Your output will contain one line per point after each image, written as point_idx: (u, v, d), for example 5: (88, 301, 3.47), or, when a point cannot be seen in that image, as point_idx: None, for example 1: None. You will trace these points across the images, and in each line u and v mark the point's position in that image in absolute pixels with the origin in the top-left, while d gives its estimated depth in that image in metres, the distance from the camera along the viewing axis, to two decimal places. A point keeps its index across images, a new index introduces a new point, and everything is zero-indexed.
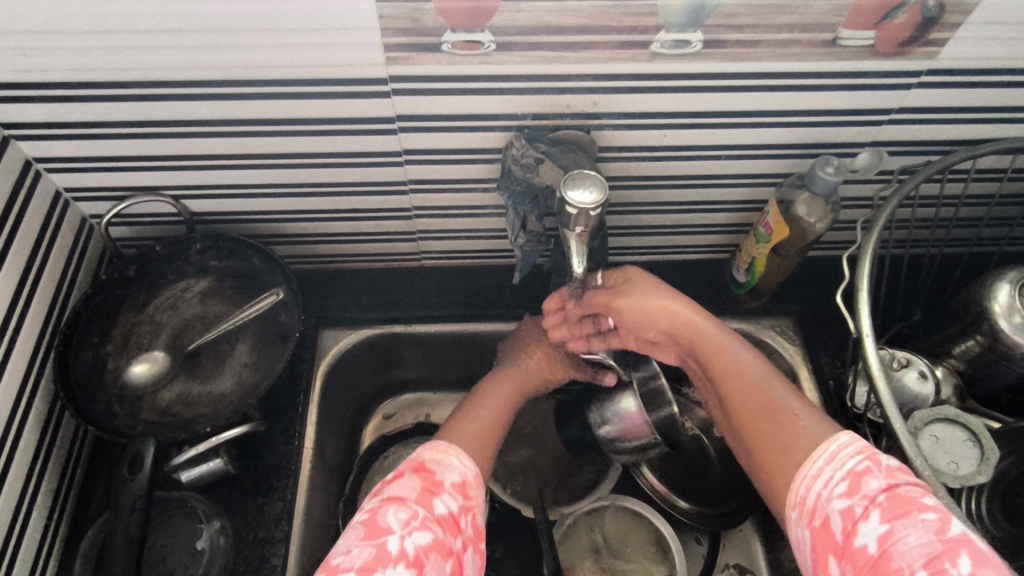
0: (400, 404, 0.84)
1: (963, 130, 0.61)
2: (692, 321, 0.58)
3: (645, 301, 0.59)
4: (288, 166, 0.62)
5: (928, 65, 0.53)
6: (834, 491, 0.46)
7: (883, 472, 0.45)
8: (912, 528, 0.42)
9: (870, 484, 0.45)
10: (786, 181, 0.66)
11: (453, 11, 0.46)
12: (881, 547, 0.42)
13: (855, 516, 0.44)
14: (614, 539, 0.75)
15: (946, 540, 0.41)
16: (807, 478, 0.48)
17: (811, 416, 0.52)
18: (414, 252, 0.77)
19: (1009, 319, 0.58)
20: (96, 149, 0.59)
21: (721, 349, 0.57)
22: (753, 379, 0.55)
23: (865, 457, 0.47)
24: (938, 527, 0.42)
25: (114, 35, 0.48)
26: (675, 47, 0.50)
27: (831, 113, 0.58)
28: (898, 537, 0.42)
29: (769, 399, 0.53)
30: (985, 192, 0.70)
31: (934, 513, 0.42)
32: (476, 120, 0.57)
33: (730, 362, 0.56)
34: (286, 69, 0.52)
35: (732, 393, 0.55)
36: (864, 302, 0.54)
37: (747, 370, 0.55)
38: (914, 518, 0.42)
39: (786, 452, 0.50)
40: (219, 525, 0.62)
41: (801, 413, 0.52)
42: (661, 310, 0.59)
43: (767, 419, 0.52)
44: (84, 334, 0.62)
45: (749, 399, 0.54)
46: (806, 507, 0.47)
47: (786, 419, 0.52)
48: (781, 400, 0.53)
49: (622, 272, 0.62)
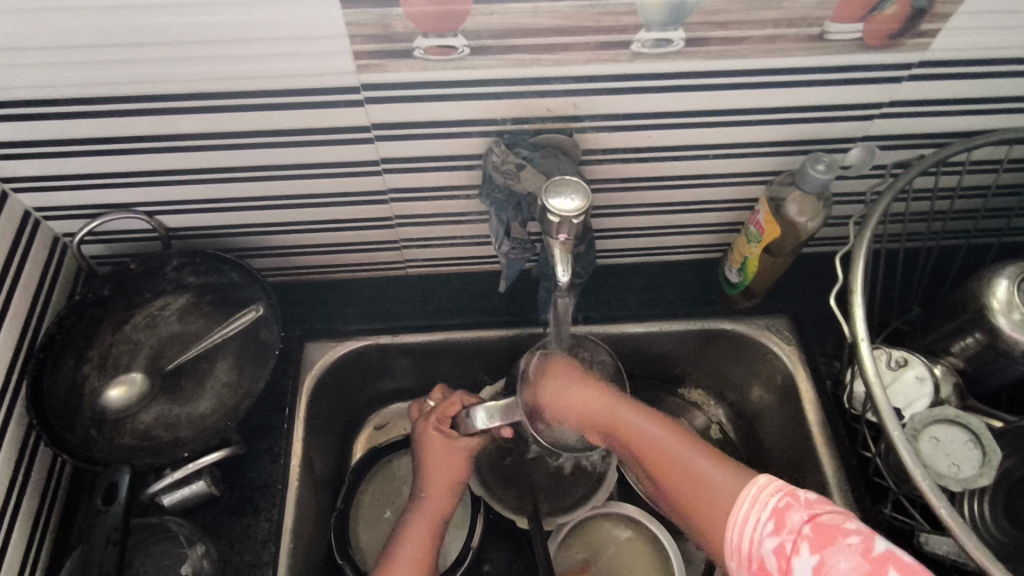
0: (391, 414, 0.82)
1: (957, 122, 0.59)
2: (619, 417, 0.59)
3: (565, 398, 0.61)
4: (264, 178, 0.60)
5: (919, 57, 0.51)
6: (763, 530, 0.47)
7: (805, 505, 0.46)
8: (841, 554, 0.43)
9: (794, 518, 0.46)
10: (776, 179, 0.64)
11: (423, 15, 0.45)
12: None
13: (788, 552, 0.45)
14: (614, 549, 0.74)
15: (872, 562, 0.42)
16: (736, 525, 0.49)
17: (727, 470, 0.53)
18: (399, 260, 0.75)
19: (1009, 315, 0.56)
20: (63, 168, 0.57)
21: (632, 427, 0.59)
22: (664, 452, 0.56)
23: (784, 493, 0.48)
24: (863, 549, 0.43)
25: (72, 50, 0.46)
26: (656, 46, 0.48)
27: (820, 109, 0.56)
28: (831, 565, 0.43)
29: (692, 463, 0.55)
30: (981, 183, 0.68)
31: (856, 535, 0.43)
32: (455, 126, 0.55)
33: (647, 435, 0.58)
34: (252, 80, 0.50)
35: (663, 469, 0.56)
36: (858, 305, 0.52)
37: (656, 445, 0.57)
38: (840, 544, 0.43)
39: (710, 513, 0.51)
40: (203, 550, 0.60)
41: (716, 477, 0.52)
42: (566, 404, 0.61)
43: (693, 487, 0.53)
44: (58, 359, 0.60)
45: (677, 481, 0.55)
46: (742, 553, 0.48)
47: (705, 482, 0.53)
48: (700, 468, 0.54)
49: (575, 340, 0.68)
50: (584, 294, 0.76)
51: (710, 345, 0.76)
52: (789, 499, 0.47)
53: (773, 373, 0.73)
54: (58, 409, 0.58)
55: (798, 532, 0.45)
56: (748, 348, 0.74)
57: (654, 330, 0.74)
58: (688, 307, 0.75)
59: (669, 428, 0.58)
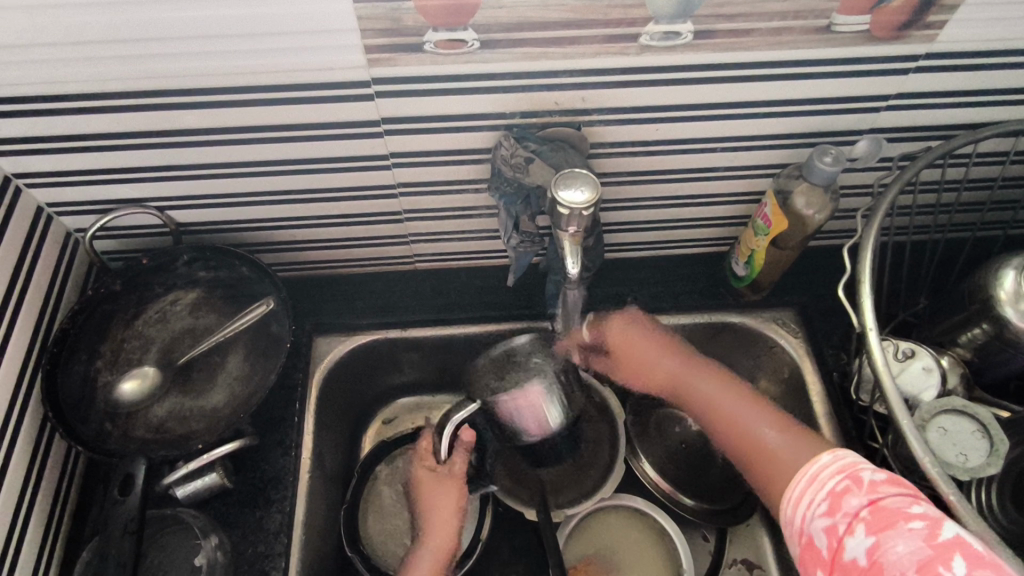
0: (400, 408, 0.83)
1: (963, 113, 0.59)
2: (671, 365, 0.69)
3: (666, 346, 0.70)
4: (275, 173, 0.61)
5: (926, 49, 0.52)
6: (819, 511, 0.47)
7: (866, 488, 0.45)
8: (899, 538, 0.41)
9: (852, 501, 0.45)
10: (783, 172, 0.64)
11: (432, 9, 0.45)
12: (871, 559, 0.42)
13: (841, 533, 0.44)
14: (622, 540, 0.74)
15: (935, 547, 0.41)
16: (792, 502, 0.50)
17: (797, 442, 0.56)
18: (407, 255, 0.75)
19: (1016, 306, 0.56)
20: (76, 163, 0.58)
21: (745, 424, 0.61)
22: (738, 422, 0.62)
23: (845, 475, 0.47)
24: (927, 535, 0.41)
25: (85, 46, 0.47)
26: (664, 38, 0.49)
27: (828, 101, 0.56)
28: (886, 548, 0.42)
29: (765, 438, 0.58)
30: (987, 175, 0.68)
31: (921, 520, 0.42)
32: (464, 120, 0.56)
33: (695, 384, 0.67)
34: (263, 75, 0.50)
35: (721, 423, 0.64)
36: (866, 295, 0.53)
37: (738, 417, 0.62)
38: (900, 528, 0.42)
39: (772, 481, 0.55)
40: (217, 540, 0.61)
41: (785, 447, 0.56)
42: (654, 355, 0.71)
43: (759, 453, 0.58)
44: (72, 353, 0.60)
45: (737, 440, 0.61)
46: (793, 527, 0.49)
47: (776, 459, 0.56)
48: (768, 437, 0.58)
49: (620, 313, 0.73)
50: (591, 288, 0.76)
51: (718, 338, 0.76)
52: (850, 482, 0.47)
53: (780, 365, 0.74)
54: (72, 403, 0.59)
55: (856, 514, 0.44)
56: (755, 341, 0.75)
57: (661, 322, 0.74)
58: (694, 300, 0.76)
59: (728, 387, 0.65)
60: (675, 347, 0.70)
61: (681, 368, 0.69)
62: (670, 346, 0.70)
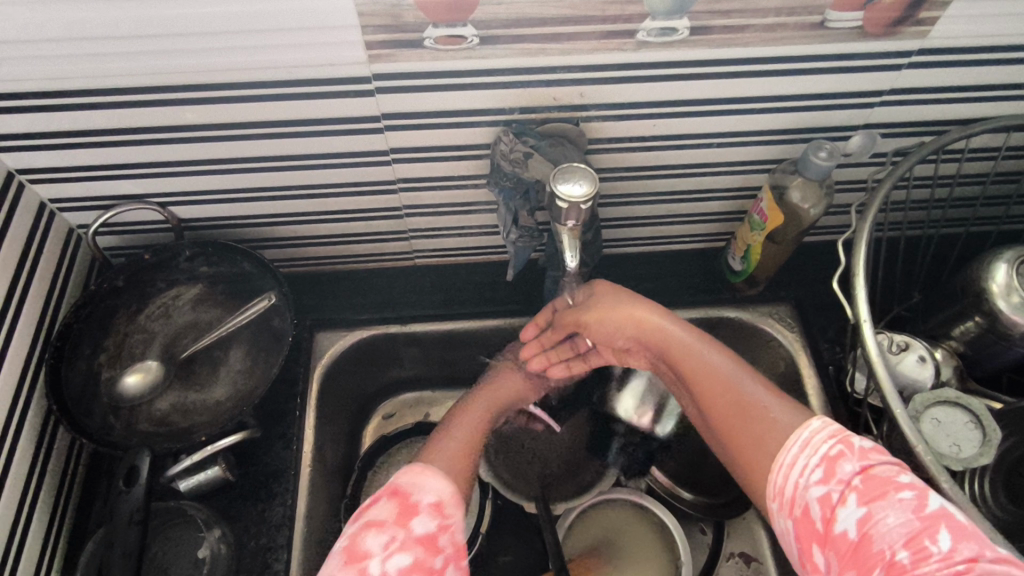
0: (400, 404, 0.84)
1: (955, 110, 0.60)
2: (655, 335, 0.60)
3: (653, 315, 0.60)
4: (277, 169, 0.61)
5: (918, 45, 0.53)
6: (811, 479, 0.45)
7: (859, 455, 0.44)
8: (890, 509, 0.41)
9: (845, 467, 0.44)
10: (778, 167, 0.65)
11: (433, 5, 0.46)
12: (861, 531, 0.41)
13: (833, 502, 0.43)
14: (621, 533, 0.75)
15: (924, 519, 0.40)
16: (782, 469, 0.47)
17: (782, 404, 0.51)
18: (408, 251, 0.76)
19: (1008, 299, 0.57)
20: (79, 159, 0.58)
21: (726, 383, 0.54)
22: (722, 378, 0.55)
23: (838, 441, 0.46)
24: (916, 506, 0.41)
25: (90, 42, 0.47)
26: (661, 35, 0.50)
27: (822, 97, 0.57)
28: (877, 519, 0.41)
29: (748, 398, 0.53)
30: (980, 171, 0.69)
31: (911, 490, 0.41)
32: (463, 116, 0.56)
33: (677, 354, 0.58)
34: (265, 71, 0.51)
35: (703, 390, 0.55)
36: (861, 289, 0.53)
37: (715, 370, 0.55)
38: (891, 499, 0.41)
39: (758, 444, 0.50)
40: (220, 533, 0.61)
41: (770, 408, 0.51)
42: (640, 323, 0.60)
43: (747, 412, 0.52)
44: (75, 347, 0.61)
45: (719, 397, 0.54)
46: (784, 497, 0.47)
47: (763, 419, 0.51)
48: (752, 395, 0.53)
49: (590, 284, 0.64)
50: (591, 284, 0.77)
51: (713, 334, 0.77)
52: (843, 447, 0.45)
53: (776, 359, 0.74)
54: (76, 395, 0.59)
55: (848, 482, 0.43)
56: (752, 336, 0.75)
57: None
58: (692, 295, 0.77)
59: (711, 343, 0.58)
60: (660, 318, 0.60)
61: (670, 337, 0.59)
62: (657, 315, 0.60)
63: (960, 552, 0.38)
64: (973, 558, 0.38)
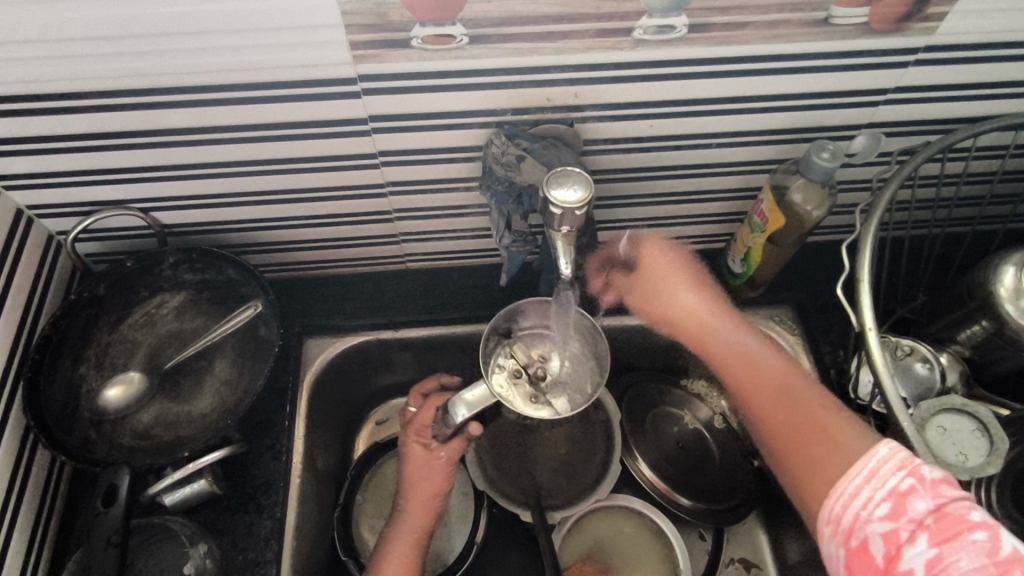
0: (394, 408, 0.82)
1: (963, 107, 0.58)
2: (698, 319, 0.61)
3: (692, 296, 0.62)
4: (260, 172, 0.59)
5: (926, 42, 0.50)
6: (875, 513, 0.42)
7: (930, 489, 0.41)
8: (965, 551, 0.39)
9: (916, 505, 0.41)
10: (780, 167, 0.63)
11: (419, 4, 0.43)
12: (931, 570, 0.39)
13: (900, 539, 0.40)
14: (619, 540, 0.74)
15: (997, 563, 0.38)
16: (842, 495, 0.44)
17: (846, 424, 0.49)
18: (399, 254, 0.74)
19: (1016, 303, 0.54)
20: (54, 164, 0.56)
21: (789, 396, 0.53)
22: (783, 390, 0.53)
23: (909, 473, 0.42)
24: (989, 549, 0.39)
25: (59, 44, 0.45)
26: (658, 33, 0.47)
27: (825, 95, 0.55)
28: (950, 561, 0.39)
29: (811, 411, 0.51)
30: (987, 169, 0.67)
31: (983, 531, 0.39)
32: (453, 117, 0.54)
33: (723, 359, 0.58)
34: (245, 73, 0.49)
35: (761, 398, 0.54)
36: (864, 294, 0.51)
37: (777, 378, 0.54)
38: (965, 541, 0.39)
39: (822, 466, 0.47)
40: (206, 548, 0.59)
41: (835, 429, 0.48)
42: (681, 305, 0.62)
43: (808, 428, 0.50)
44: (55, 359, 0.58)
45: (780, 413, 0.52)
46: (840, 525, 0.44)
47: (824, 440, 0.48)
48: (818, 414, 0.50)
49: (637, 239, 0.66)
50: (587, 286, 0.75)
51: None
52: (914, 481, 0.42)
53: None
54: (56, 410, 0.58)
55: (918, 521, 0.40)
56: None
57: None
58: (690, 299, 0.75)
59: (773, 350, 0.57)
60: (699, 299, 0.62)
61: (712, 333, 0.60)
62: (698, 296, 0.62)
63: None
64: None
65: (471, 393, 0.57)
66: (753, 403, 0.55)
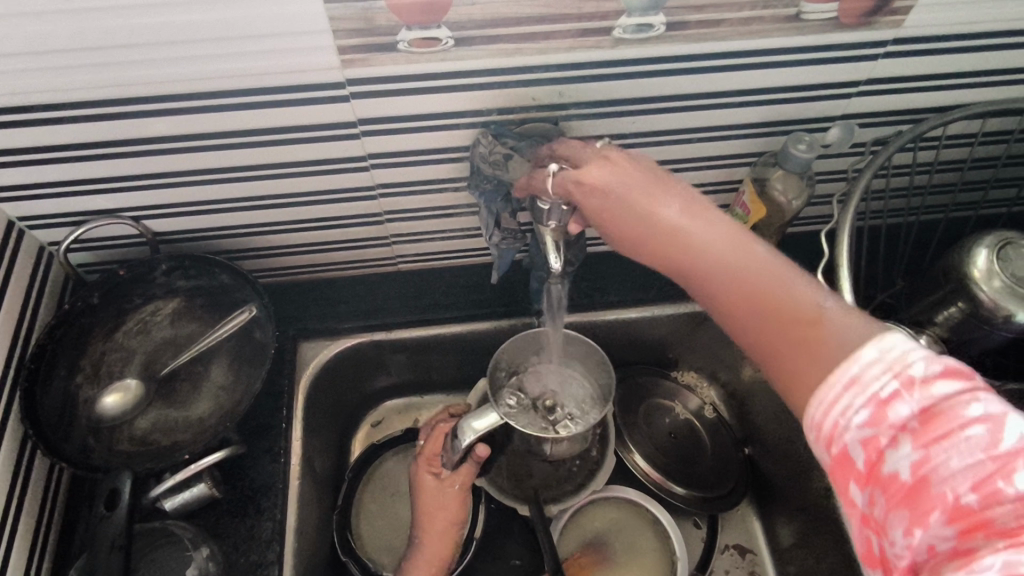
0: (389, 410, 0.84)
1: (931, 97, 0.61)
2: (654, 209, 0.47)
3: (670, 194, 0.47)
4: (251, 178, 0.60)
5: (893, 34, 0.53)
6: (852, 421, 0.34)
7: (916, 388, 0.33)
8: (955, 449, 0.31)
9: (898, 405, 0.33)
10: (760, 160, 0.65)
11: (405, 7, 0.45)
12: (916, 475, 0.31)
13: (879, 444, 0.33)
14: (617, 530, 0.75)
15: (998, 458, 0.30)
16: (818, 403, 0.36)
17: (831, 321, 0.38)
18: (390, 256, 0.75)
19: (989, 283, 0.57)
20: (45, 175, 0.56)
21: (766, 296, 0.41)
22: (759, 288, 0.42)
23: (894, 374, 0.34)
24: (990, 442, 0.30)
25: (51, 55, 0.46)
26: (637, 31, 0.49)
27: (799, 89, 0.57)
28: (938, 461, 0.31)
29: (786, 315, 0.40)
30: (957, 157, 0.69)
31: (984, 423, 0.31)
32: (440, 118, 0.56)
33: (687, 241, 0.45)
34: (235, 79, 0.50)
35: (732, 302, 0.43)
36: (844, 279, 0.53)
37: (749, 276, 0.43)
38: (959, 436, 0.31)
39: (809, 375, 0.37)
40: (208, 551, 0.58)
41: (824, 328, 0.38)
42: (661, 217, 0.46)
43: (791, 329, 0.39)
44: (50, 369, 0.59)
45: (755, 315, 0.42)
46: (819, 437, 0.36)
47: (803, 359, 0.38)
48: (798, 313, 0.40)
49: (563, 139, 0.52)
50: (575, 282, 0.76)
51: (701, 327, 0.78)
52: (897, 381, 0.33)
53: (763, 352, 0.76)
54: (52, 418, 0.58)
55: (898, 427, 0.32)
56: None
57: (646, 314, 0.76)
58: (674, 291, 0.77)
59: (750, 241, 0.44)
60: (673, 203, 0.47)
61: (664, 220, 0.46)
62: (673, 193, 0.47)
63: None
64: None
65: (478, 420, 0.61)
66: (719, 293, 0.44)
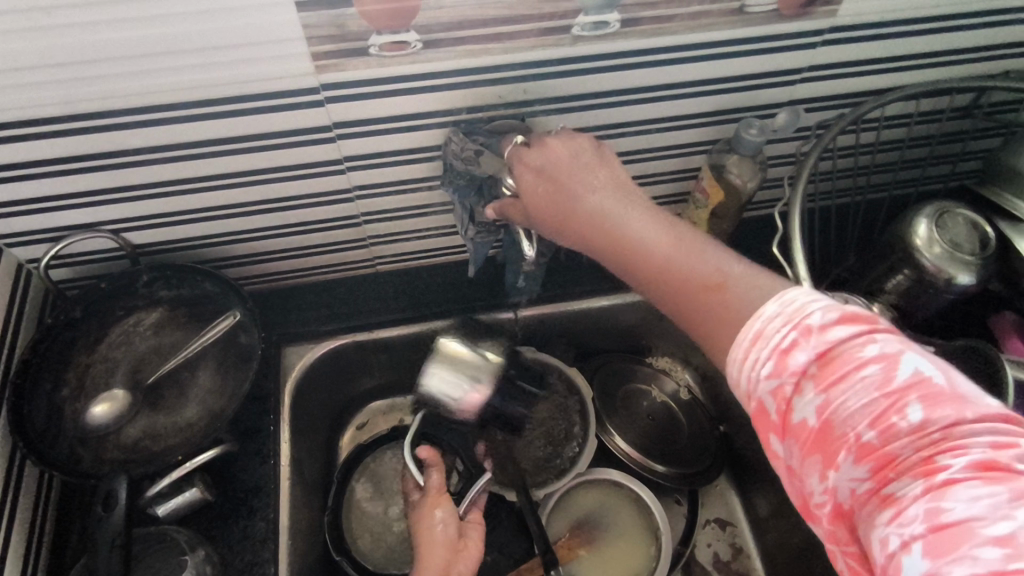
0: (373, 411, 0.85)
1: (869, 82, 0.65)
2: (568, 191, 0.52)
3: (587, 181, 0.52)
4: (230, 185, 0.61)
5: (830, 24, 0.57)
6: (762, 374, 0.40)
7: (815, 337, 0.38)
8: (852, 391, 0.36)
9: (798, 357, 0.38)
10: (715, 148, 0.69)
11: (375, 13, 0.48)
12: (823, 418, 0.37)
13: (788, 394, 0.39)
14: (607, 513, 0.77)
15: (890, 393, 0.36)
16: (735, 363, 0.42)
17: (735, 280, 0.45)
18: (369, 258, 0.77)
19: (931, 250, 0.62)
20: (22, 191, 0.57)
21: (676, 262, 0.47)
22: (669, 256, 0.48)
23: (795, 326, 0.39)
24: (881, 381, 0.36)
25: (31, 70, 0.47)
26: (595, 28, 0.53)
27: (748, 77, 0.61)
28: (840, 403, 0.37)
29: (697, 280, 0.46)
30: (896, 138, 0.75)
31: (875, 364, 0.37)
32: (412, 120, 0.58)
33: (606, 222, 0.50)
34: (213, 88, 0.52)
35: (648, 270, 0.48)
36: (799, 252, 0.57)
37: (661, 244, 0.48)
38: (854, 378, 0.37)
39: (722, 329, 0.43)
40: (204, 554, 0.60)
41: (732, 287, 0.44)
42: (592, 201, 0.51)
43: (704, 291, 0.45)
44: (36, 382, 0.60)
45: (670, 283, 0.47)
46: (740, 391, 0.42)
47: (717, 319, 0.44)
48: (706, 278, 0.46)
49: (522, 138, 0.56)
50: (550, 274, 0.79)
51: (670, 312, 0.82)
52: (797, 334, 0.39)
53: None
54: (40, 430, 0.58)
55: (802, 373, 0.38)
56: None
57: (619, 301, 0.79)
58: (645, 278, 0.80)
59: (664, 220, 0.50)
60: (591, 186, 0.51)
61: (587, 201, 0.51)
62: (594, 176, 0.52)
63: (934, 420, 0.35)
64: (951, 423, 0.34)
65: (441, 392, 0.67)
66: (637, 262, 0.49)
